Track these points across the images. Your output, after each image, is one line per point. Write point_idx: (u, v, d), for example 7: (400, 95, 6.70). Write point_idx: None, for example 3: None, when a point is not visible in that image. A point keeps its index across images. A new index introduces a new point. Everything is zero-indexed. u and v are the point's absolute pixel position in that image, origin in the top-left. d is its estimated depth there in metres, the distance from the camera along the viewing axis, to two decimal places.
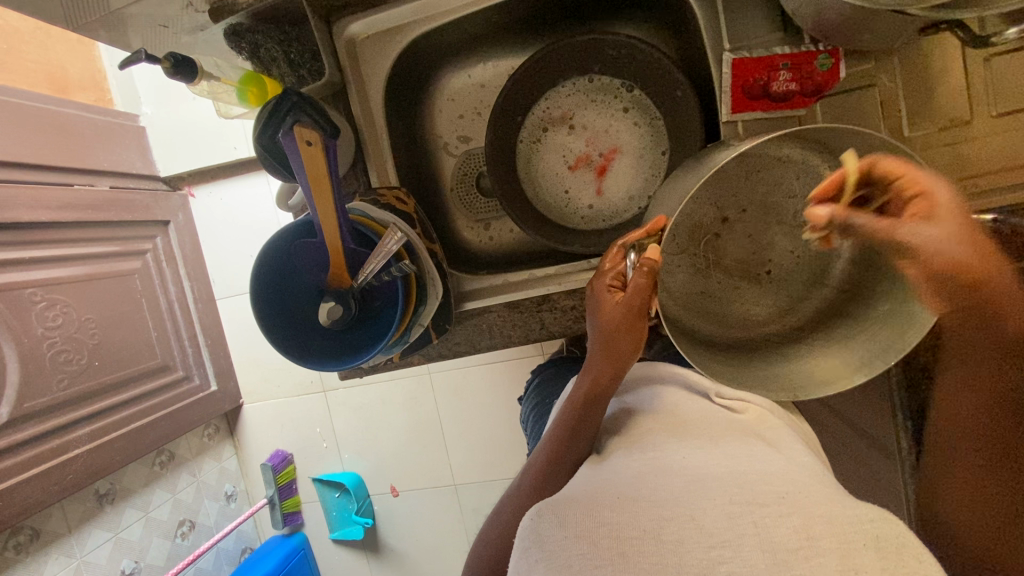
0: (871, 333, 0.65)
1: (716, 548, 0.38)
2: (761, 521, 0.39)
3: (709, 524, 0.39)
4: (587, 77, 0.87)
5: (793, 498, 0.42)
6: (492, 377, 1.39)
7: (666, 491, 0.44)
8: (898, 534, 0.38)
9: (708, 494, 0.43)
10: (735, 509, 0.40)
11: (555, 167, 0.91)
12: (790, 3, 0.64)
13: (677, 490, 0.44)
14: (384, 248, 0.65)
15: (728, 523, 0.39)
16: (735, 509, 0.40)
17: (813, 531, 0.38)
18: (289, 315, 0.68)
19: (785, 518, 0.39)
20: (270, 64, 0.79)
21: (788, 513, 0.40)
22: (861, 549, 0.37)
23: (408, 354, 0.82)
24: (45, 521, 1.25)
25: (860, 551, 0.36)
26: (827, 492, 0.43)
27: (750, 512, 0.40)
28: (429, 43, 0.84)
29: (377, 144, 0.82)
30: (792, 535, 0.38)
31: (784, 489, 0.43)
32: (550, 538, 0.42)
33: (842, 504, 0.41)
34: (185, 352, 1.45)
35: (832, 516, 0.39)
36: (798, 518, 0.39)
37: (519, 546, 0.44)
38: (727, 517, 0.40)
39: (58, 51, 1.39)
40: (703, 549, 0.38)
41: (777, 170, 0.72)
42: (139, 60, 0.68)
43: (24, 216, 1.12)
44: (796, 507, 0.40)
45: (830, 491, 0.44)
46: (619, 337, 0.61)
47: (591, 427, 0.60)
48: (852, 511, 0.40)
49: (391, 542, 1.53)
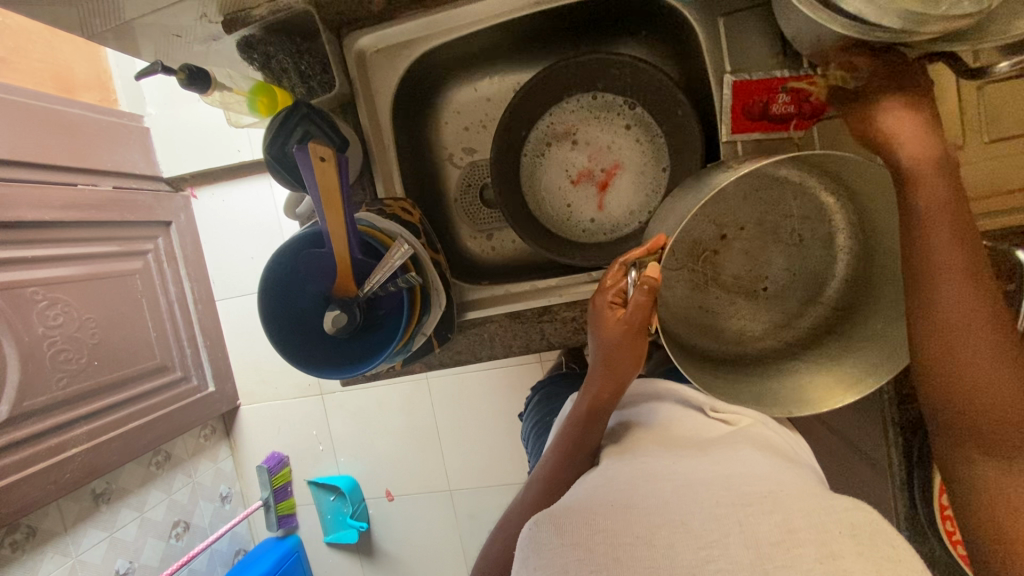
0: (864, 352, 0.67)
1: (705, 548, 0.39)
2: (745, 519, 0.41)
3: (698, 527, 0.41)
4: (590, 93, 0.89)
5: (774, 496, 0.43)
6: (489, 384, 1.41)
7: (657, 496, 0.45)
8: (872, 523, 0.41)
9: (697, 497, 0.44)
10: (721, 512, 0.42)
11: (557, 181, 0.93)
12: (788, 29, 0.65)
13: (667, 495, 0.45)
14: (390, 260, 0.67)
15: (714, 524, 0.41)
16: (721, 511, 0.42)
17: (793, 524, 0.40)
18: (296, 323, 0.70)
19: (766, 516, 0.41)
20: (281, 74, 0.81)
21: (770, 510, 0.41)
22: (838, 536, 0.39)
23: (409, 362, 0.83)
24: (41, 520, 1.25)
25: (838, 541, 0.38)
26: (813, 492, 0.45)
27: (735, 512, 0.42)
28: (437, 58, 0.86)
29: (384, 154, 0.84)
30: (774, 529, 0.39)
31: (769, 489, 0.45)
32: (547, 546, 0.43)
33: (823, 501, 0.43)
34: (184, 352, 1.46)
35: (811, 511, 0.41)
36: (779, 514, 0.41)
37: (518, 555, 0.45)
38: (714, 518, 0.41)
39: (65, 52, 1.40)
40: (692, 550, 0.39)
41: (776, 190, 0.74)
42: (155, 72, 0.69)
43: (28, 215, 1.13)
44: (778, 505, 0.42)
45: (813, 489, 0.45)
46: (620, 353, 0.62)
47: (591, 440, 0.62)
48: (832, 508, 0.42)
49: (385, 546, 1.54)
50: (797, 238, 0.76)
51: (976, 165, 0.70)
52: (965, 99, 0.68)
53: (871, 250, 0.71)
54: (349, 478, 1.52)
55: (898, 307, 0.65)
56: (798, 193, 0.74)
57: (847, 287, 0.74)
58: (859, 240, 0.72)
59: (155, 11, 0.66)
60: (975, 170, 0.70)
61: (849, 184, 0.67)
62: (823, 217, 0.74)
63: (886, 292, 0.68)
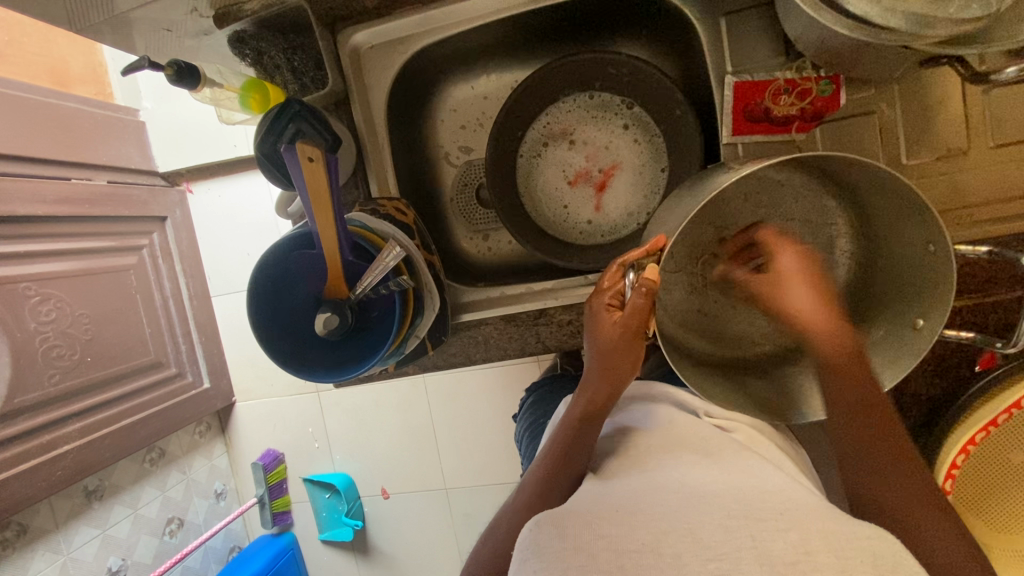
0: (863, 359, 0.66)
1: (713, 561, 0.38)
2: (758, 534, 0.40)
3: (707, 537, 0.40)
4: (588, 93, 0.87)
5: (792, 515, 0.42)
6: (486, 384, 1.40)
7: (664, 505, 0.44)
8: (894, 552, 0.39)
9: (706, 509, 0.43)
10: (732, 523, 0.41)
11: (554, 182, 0.91)
12: (792, 29, 0.64)
13: (673, 504, 0.44)
14: (383, 261, 0.65)
15: (724, 536, 0.40)
16: (732, 522, 0.41)
17: (810, 546, 0.38)
18: (285, 325, 0.69)
19: (782, 534, 0.40)
20: (273, 71, 0.79)
21: (786, 527, 0.40)
22: (859, 565, 0.37)
23: (403, 364, 0.81)
24: (33, 517, 1.24)
25: (858, 566, 0.37)
26: (827, 511, 0.44)
27: (749, 525, 0.41)
28: (434, 55, 0.84)
29: (378, 152, 0.82)
30: (789, 548, 0.38)
31: (781, 505, 0.44)
32: (549, 548, 0.42)
33: (840, 521, 0.42)
34: (179, 349, 1.45)
35: (830, 532, 0.40)
36: (795, 533, 0.40)
37: (518, 554, 0.44)
38: (723, 529, 0.40)
39: (61, 45, 1.39)
40: (700, 562, 0.38)
41: (777, 193, 0.73)
42: (143, 67, 0.68)
43: (21, 210, 1.12)
44: (793, 522, 0.41)
45: (827, 508, 0.44)
46: (616, 356, 0.61)
47: (586, 446, 0.60)
48: (851, 528, 0.41)
49: (380, 544, 1.53)
50: (798, 242, 0.75)
51: (982, 170, 0.68)
52: (969, 101, 0.67)
53: (873, 254, 0.70)
54: (344, 476, 1.51)
55: (898, 314, 0.64)
56: (798, 195, 0.73)
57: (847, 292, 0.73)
58: (861, 244, 0.71)
59: (146, 5, 0.65)
60: (980, 175, 0.68)
61: (849, 186, 0.67)
62: (824, 221, 0.73)
63: (887, 299, 0.67)
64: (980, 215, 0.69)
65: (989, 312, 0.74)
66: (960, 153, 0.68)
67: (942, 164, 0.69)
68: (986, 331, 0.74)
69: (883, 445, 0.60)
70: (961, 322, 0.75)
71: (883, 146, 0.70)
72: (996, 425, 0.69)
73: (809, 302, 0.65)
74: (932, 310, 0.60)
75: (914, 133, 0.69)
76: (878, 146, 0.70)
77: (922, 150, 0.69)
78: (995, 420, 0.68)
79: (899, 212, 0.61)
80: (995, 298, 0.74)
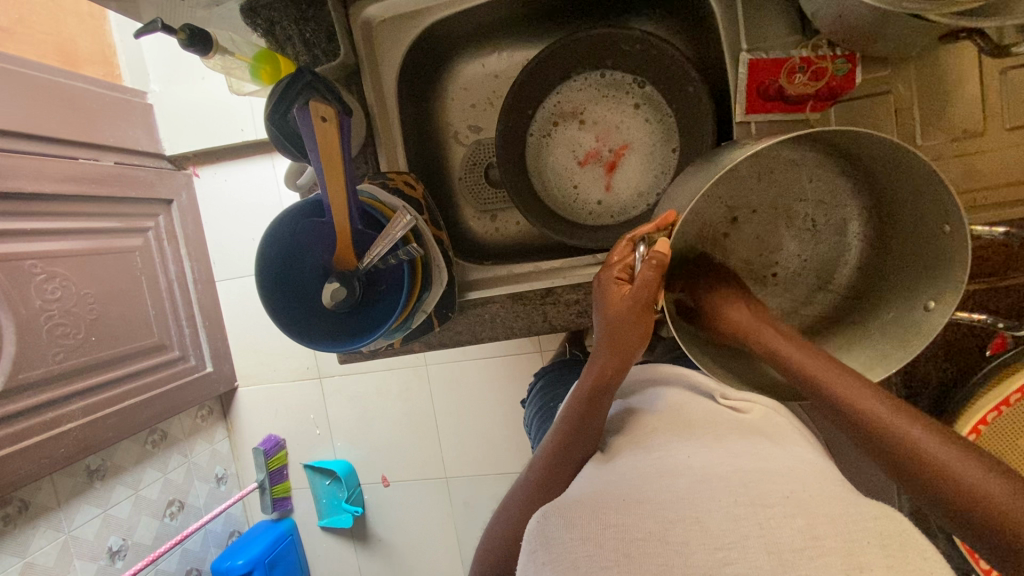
0: (875, 343, 0.65)
1: (722, 550, 0.37)
2: (767, 522, 0.39)
3: (715, 527, 0.39)
4: (599, 71, 0.87)
5: (797, 497, 0.41)
6: (489, 372, 1.39)
7: (671, 491, 0.43)
8: (901, 532, 0.38)
9: (714, 494, 0.42)
10: (740, 511, 0.40)
11: (564, 162, 0.91)
12: (809, 6, 0.63)
13: (681, 489, 0.43)
14: (392, 231, 0.64)
15: (732, 525, 0.39)
16: (740, 511, 0.40)
17: (817, 530, 0.37)
18: (295, 296, 0.68)
19: (788, 519, 0.39)
20: (285, 42, 0.79)
21: (792, 513, 0.39)
22: (866, 546, 0.36)
23: (409, 341, 0.82)
24: (34, 494, 1.23)
25: (866, 549, 0.36)
26: (834, 490, 0.43)
27: (756, 513, 0.39)
28: (445, 31, 0.84)
29: (389, 128, 0.82)
30: (796, 534, 0.37)
31: (789, 487, 0.43)
32: (556, 540, 0.41)
33: (848, 502, 0.41)
34: (183, 332, 1.45)
35: (838, 517, 0.39)
36: (803, 518, 0.39)
37: (525, 548, 0.43)
38: (732, 518, 0.39)
39: (70, 24, 1.38)
40: (708, 551, 0.37)
41: (792, 172, 0.73)
42: (156, 30, 0.67)
43: (27, 186, 1.11)
44: (802, 508, 0.40)
45: (836, 488, 0.43)
46: (625, 328, 0.60)
47: (598, 422, 0.59)
48: (856, 509, 0.40)
49: (380, 532, 1.53)
50: (810, 223, 0.74)
51: (996, 153, 0.68)
52: (987, 81, 0.67)
53: (885, 235, 0.70)
54: (345, 463, 1.50)
55: (910, 294, 0.64)
56: (814, 176, 0.72)
57: (858, 274, 0.74)
58: (873, 226, 0.72)
59: None
60: (993, 158, 0.68)
61: (867, 168, 0.67)
62: (837, 202, 0.73)
63: (900, 276, 0.66)
64: (990, 198, 0.69)
65: (1002, 296, 0.74)
66: (976, 135, 0.68)
67: (958, 145, 0.69)
68: (1000, 316, 0.74)
69: (888, 423, 0.50)
70: (973, 305, 0.75)
71: (898, 127, 0.70)
72: (1008, 405, 0.71)
73: (733, 308, 0.67)
74: (946, 292, 0.59)
75: (930, 115, 0.69)
76: (892, 127, 0.70)
77: (937, 132, 0.69)
78: (1007, 400, 0.71)
79: (915, 188, 0.60)
80: (1009, 282, 0.74)
